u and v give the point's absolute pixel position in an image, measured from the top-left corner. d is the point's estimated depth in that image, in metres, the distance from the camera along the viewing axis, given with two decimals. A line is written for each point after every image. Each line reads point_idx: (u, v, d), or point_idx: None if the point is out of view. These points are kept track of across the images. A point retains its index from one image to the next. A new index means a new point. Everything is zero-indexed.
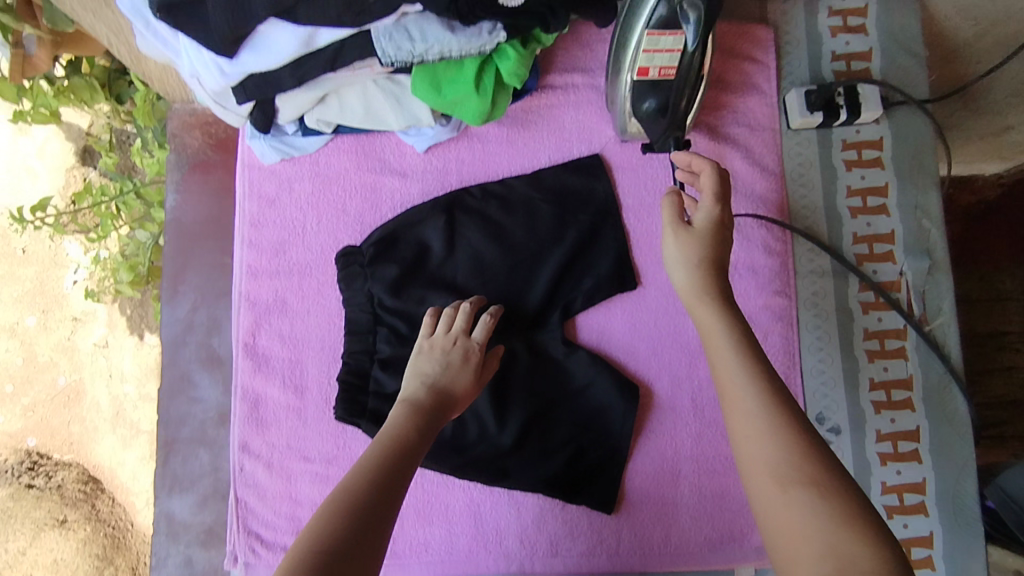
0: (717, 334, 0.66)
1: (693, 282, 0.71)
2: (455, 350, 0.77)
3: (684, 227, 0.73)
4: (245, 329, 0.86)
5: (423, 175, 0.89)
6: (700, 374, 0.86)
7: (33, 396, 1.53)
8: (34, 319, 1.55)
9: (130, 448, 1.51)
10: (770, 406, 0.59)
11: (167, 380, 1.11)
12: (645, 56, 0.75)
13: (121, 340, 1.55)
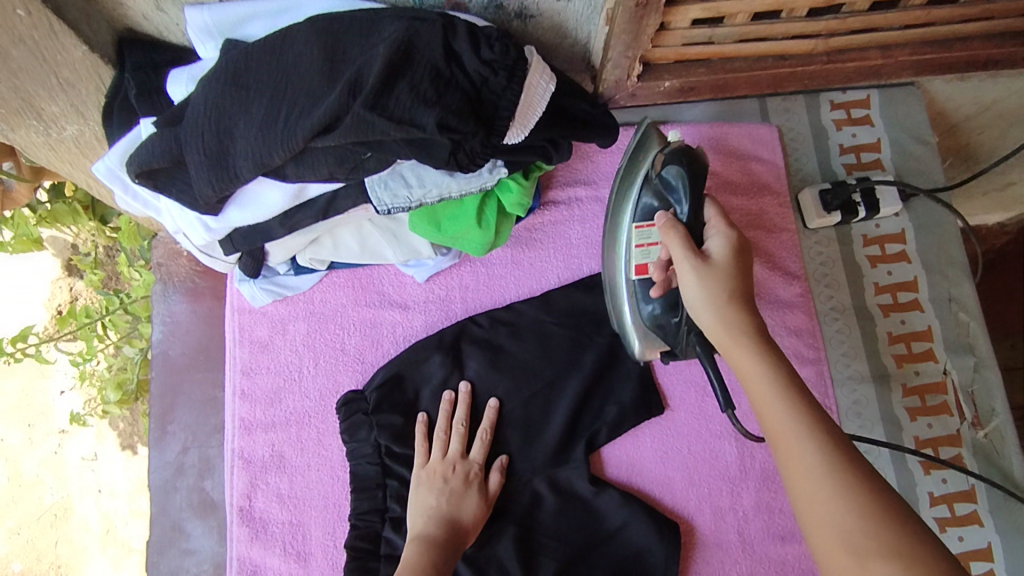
0: (756, 371, 0.55)
1: (721, 316, 0.59)
2: (456, 472, 0.73)
3: (701, 258, 0.61)
4: (240, 492, 0.78)
5: (426, 306, 0.84)
6: (744, 504, 0.78)
7: (20, 518, 1.48)
8: (19, 434, 1.51)
9: (123, 570, 1.44)
10: (820, 433, 0.51)
11: (156, 534, 1.00)
12: (640, 251, 0.69)
13: (111, 452, 1.50)
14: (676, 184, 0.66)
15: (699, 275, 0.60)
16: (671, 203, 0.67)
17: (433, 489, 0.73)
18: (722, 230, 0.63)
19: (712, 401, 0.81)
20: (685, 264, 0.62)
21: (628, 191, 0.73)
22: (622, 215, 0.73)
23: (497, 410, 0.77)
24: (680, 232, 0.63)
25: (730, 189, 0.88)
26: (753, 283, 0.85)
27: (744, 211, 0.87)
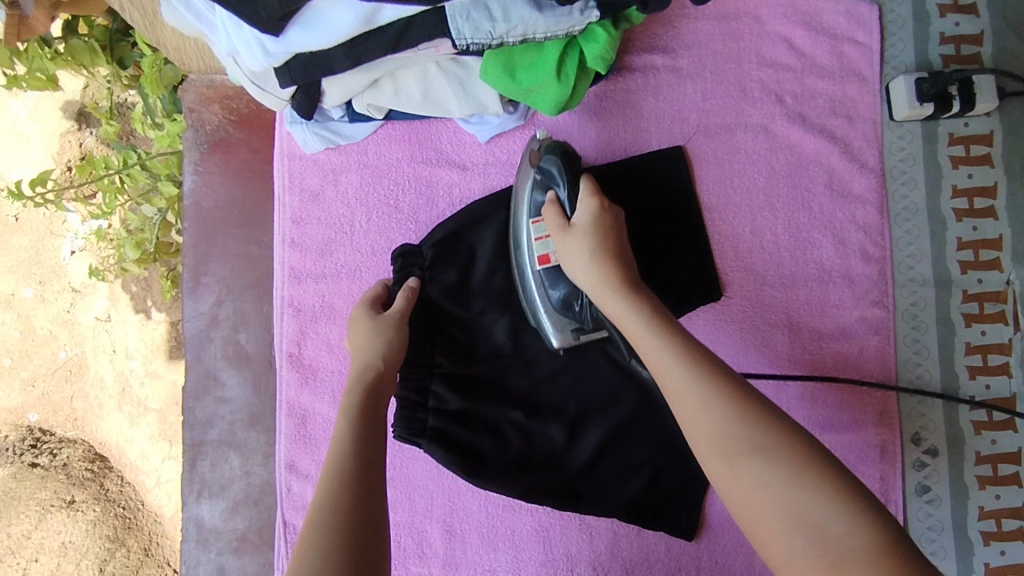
0: (644, 336, 0.59)
1: (608, 307, 0.64)
2: (393, 331, 0.70)
3: (565, 227, 0.69)
4: (290, 338, 0.78)
5: (486, 168, 0.80)
6: (789, 391, 0.79)
7: (33, 370, 1.50)
8: (31, 290, 1.50)
9: (139, 427, 1.46)
10: (707, 381, 0.54)
11: (191, 380, 1.02)
12: (540, 244, 0.72)
13: (125, 315, 1.49)
14: (545, 255, 0.71)
15: (562, 244, 0.69)
16: (558, 198, 0.71)
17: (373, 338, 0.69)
18: (588, 190, 0.70)
19: (770, 290, 0.79)
20: (560, 239, 0.69)
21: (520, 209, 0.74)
22: (525, 281, 0.74)
23: (417, 287, 0.74)
24: (558, 208, 0.71)
25: (817, 71, 0.81)
26: (828, 173, 0.80)
27: (830, 97, 0.81)
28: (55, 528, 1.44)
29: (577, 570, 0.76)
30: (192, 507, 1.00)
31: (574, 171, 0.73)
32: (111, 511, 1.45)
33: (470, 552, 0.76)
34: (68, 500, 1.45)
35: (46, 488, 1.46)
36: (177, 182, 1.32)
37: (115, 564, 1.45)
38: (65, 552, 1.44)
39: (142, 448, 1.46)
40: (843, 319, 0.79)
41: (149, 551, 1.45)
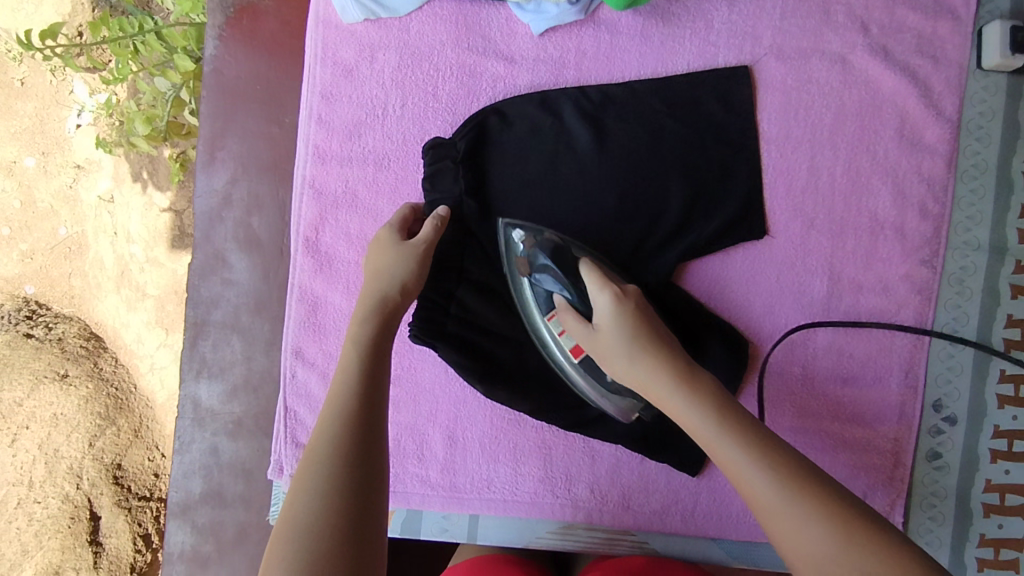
0: (698, 428, 0.56)
1: (618, 312, 0.63)
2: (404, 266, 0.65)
3: (592, 331, 0.65)
4: (308, 222, 0.73)
5: (535, 65, 0.74)
6: (816, 341, 0.75)
7: (32, 242, 1.47)
8: (34, 160, 1.46)
9: (136, 311, 1.42)
10: (746, 439, 0.54)
11: (199, 258, 0.98)
12: (565, 338, 0.68)
13: (128, 198, 1.44)
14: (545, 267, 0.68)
15: (596, 350, 0.65)
16: (567, 297, 0.68)
17: (397, 265, 0.65)
18: (598, 281, 0.65)
19: (817, 234, 0.75)
20: (590, 344, 0.65)
21: (523, 297, 0.71)
22: (527, 308, 0.71)
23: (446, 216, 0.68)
24: (574, 312, 0.67)
25: (909, 3, 0.74)
26: (900, 116, 0.75)
27: (917, 33, 0.74)
28: (46, 399, 1.39)
29: (575, 491, 0.75)
30: (191, 385, 0.99)
31: (572, 256, 0.69)
32: (103, 390, 1.40)
33: (469, 460, 0.75)
34: (61, 374, 1.40)
35: (40, 359, 1.41)
36: (194, 57, 1.22)
37: (104, 442, 1.38)
38: (56, 424, 1.39)
39: (139, 333, 1.43)
40: (886, 274, 0.75)
41: (139, 432, 1.39)
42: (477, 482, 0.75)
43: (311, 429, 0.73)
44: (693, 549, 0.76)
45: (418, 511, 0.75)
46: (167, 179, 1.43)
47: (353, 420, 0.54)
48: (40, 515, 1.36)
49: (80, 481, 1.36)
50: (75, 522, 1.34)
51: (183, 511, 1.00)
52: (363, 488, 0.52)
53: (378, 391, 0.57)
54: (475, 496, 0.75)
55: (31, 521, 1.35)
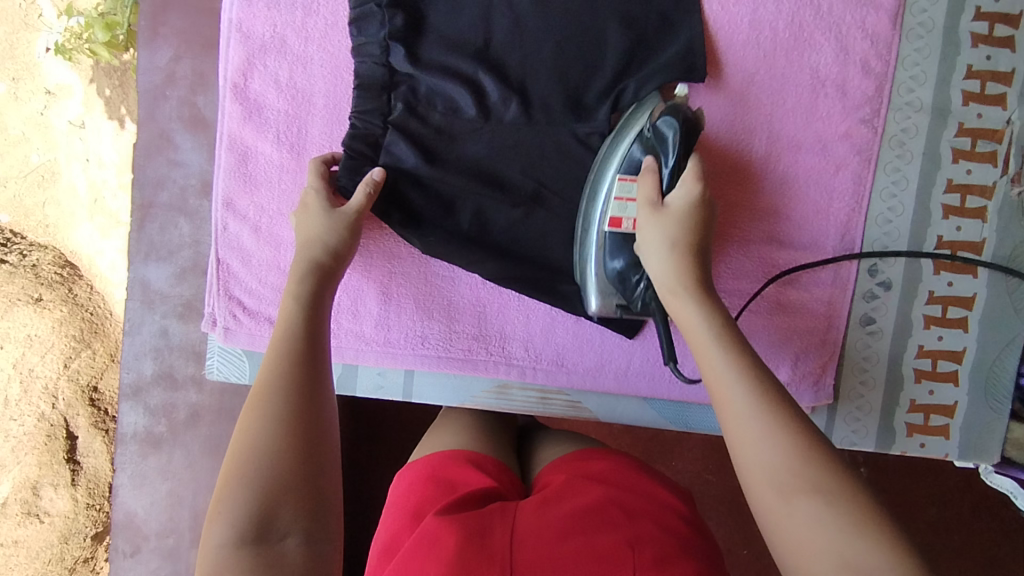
0: (729, 384, 0.53)
1: (669, 267, 0.62)
2: (345, 227, 0.66)
3: (656, 205, 0.64)
4: (235, 68, 0.71)
5: None
6: (753, 203, 0.75)
7: (4, 169, 1.43)
8: (4, 86, 1.43)
9: (109, 238, 1.41)
10: (753, 383, 0.52)
11: (144, 137, 0.97)
12: (617, 204, 0.67)
13: (99, 122, 1.42)
14: (669, 135, 0.65)
15: (650, 222, 0.64)
16: (659, 163, 0.66)
17: (325, 225, 0.66)
18: (694, 172, 0.64)
19: (757, 91, 0.73)
20: (648, 215, 0.64)
21: (606, 169, 0.69)
22: (603, 177, 0.69)
23: (381, 182, 0.68)
24: (655, 178, 0.65)
25: None
26: None
27: None
28: (22, 321, 1.38)
29: (509, 349, 0.76)
30: (139, 268, 0.98)
31: (687, 145, 0.66)
32: (78, 315, 1.38)
33: (403, 316, 0.75)
34: (35, 298, 1.39)
35: (13, 283, 1.39)
36: None
37: (79, 363, 1.37)
38: (30, 344, 1.38)
39: (112, 261, 1.41)
40: (826, 134, 0.74)
41: (114, 357, 1.37)
42: (411, 338, 0.75)
43: (245, 281, 0.74)
44: (625, 408, 0.77)
45: (354, 366, 0.77)
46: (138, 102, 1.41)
47: (301, 321, 0.61)
48: (16, 432, 1.36)
49: (55, 402, 1.36)
50: (51, 440, 1.35)
51: (134, 393, 1.00)
52: (318, 423, 0.55)
53: (319, 330, 0.61)
54: (409, 351, 0.75)
55: (8, 437, 1.36)
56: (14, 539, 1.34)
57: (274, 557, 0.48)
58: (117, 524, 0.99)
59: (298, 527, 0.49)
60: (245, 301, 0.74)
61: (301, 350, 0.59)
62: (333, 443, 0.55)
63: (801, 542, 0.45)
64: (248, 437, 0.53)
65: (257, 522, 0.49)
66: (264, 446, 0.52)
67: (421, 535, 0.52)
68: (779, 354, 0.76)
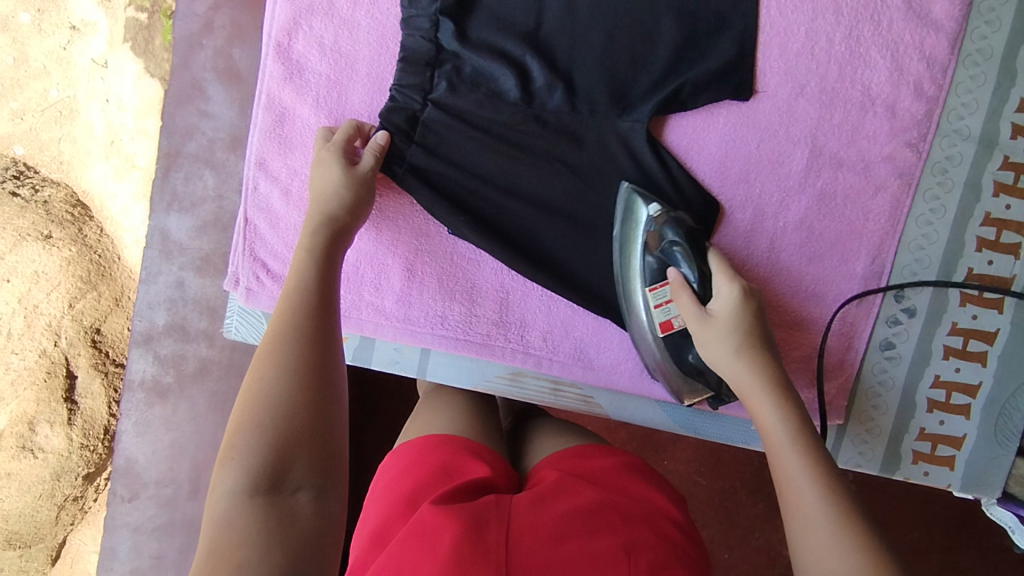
0: (803, 488, 0.52)
1: (747, 370, 0.61)
2: (357, 186, 0.66)
3: (703, 315, 0.64)
4: (280, 27, 0.70)
5: None
6: (788, 216, 0.74)
7: (22, 101, 1.35)
8: (28, 16, 1.35)
9: (124, 183, 1.35)
10: (822, 483, 0.51)
11: (176, 85, 0.96)
12: (659, 310, 0.68)
13: (121, 61, 1.33)
14: (677, 249, 0.66)
15: (701, 334, 0.64)
16: (686, 276, 0.66)
17: (340, 186, 0.66)
18: (726, 271, 0.65)
19: (806, 101, 0.72)
20: (698, 326, 0.64)
21: (629, 262, 0.70)
22: (631, 277, 0.70)
23: (385, 146, 0.69)
24: (688, 288, 0.65)
25: None
26: None
27: None
28: (30, 256, 1.33)
29: (527, 337, 0.75)
30: (160, 217, 0.98)
31: (702, 238, 0.67)
32: (86, 257, 1.33)
33: (426, 294, 0.75)
34: (44, 234, 1.30)
35: (25, 217, 1.34)
36: None
37: (84, 304, 1.32)
38: (37, 281, 1.33)
39: (126, 206, 1.35)
40: (869, 154, 0.73)
41: (119, 300, 1.33)
42: (431, 317, 0.75)
43: (271, 243, 0.73)
44: (635, 409, 0.77)
45: (371, 338, 0.76)
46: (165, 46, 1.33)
47: (318, 278, 0.60)
48: (16, 365, 1.33)
49: (58, 340, 1.32)
50: (51, 377, 1.32)
51: (145, 340, 1.00)
52: (329, 377, 0.54)
53: (332, 285, 0.61)
54: (428, 330, 0.75)
55: (7, 370, 1.33)
56: (5, 472, 1.32)
57: (287, 509, 0.47)
58: (118, 468, 1.00)
59: (310, 481, 0.49)
60: (269, 264, 0.73)
61: (313, 306, 0.58)
62: (341, 398, 0.54)
63: None
64: (261, 388, 0.52)
65: (270, 474, 0.48)
66: (278, 398, 0.51)
67: (413, 527, 0.50)
68: (797, 369, 0.76)
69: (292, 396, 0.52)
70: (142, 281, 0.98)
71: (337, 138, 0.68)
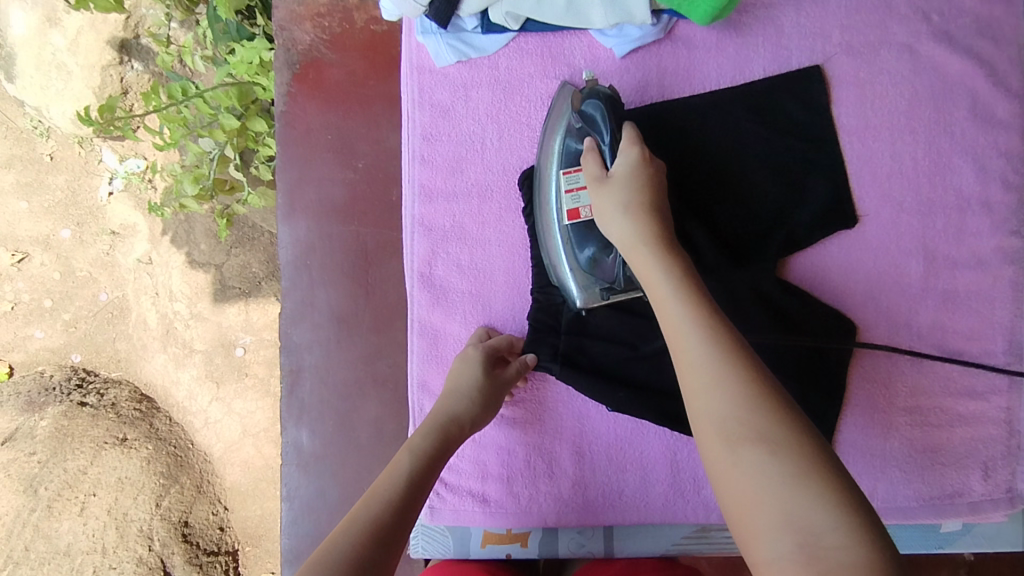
0: (694, 360, 0.54)
1: (628, 228, 0.63)
2: (492, 395, 0.70)
3: (603, 178, 0.67)
4: (420, 258, 0.77)
5: (619, 86, 0.77)
6: (920, 320, 0.77)
7: (75, 312, 1.44)
8: (69, 231, 1.44)
9: (184, 368, 1.40)
10: (717, 350, 0.54)
11: (290, 306, 1.01)
12: (569, 197, 0.69)
13: (167, 257, 1.41)
14: (597, 116, 0.69)
15: (599, 197, 0.66)
16: (598, 142, 0.69)
17: (475, 393, 0.69)
18: (630, 138, 0.66)
19: (908, 217, 0.77)
20: (596, 189, 0.67)
21: (546, 173, 0.72)
22: (547, 162, 0.72)
23: (532, 362, 0.72)
24: (597, 156, 0.68)
25: None
26: (971, 96, 0.77)
27: (977, 16, 0.78)
28: (111, 464, 1.37)
29: (705, 493, 0.76)
30: (292, 431, 1.01)
31: (619, 115, 0.69)
32: (162, 450, 1.38)
33: (598, 473, 0.76)
34: (120, 438, 1.38)
35: (96, 426, 1.40)
36: (237, 114, 1.22)
37: (169, 501, 1.35)
38: (122, 488, 1.35)
39: (189, 390, 1.41)
40: (978, 249, 0.77)
41: (202, 486, 1.37)
42: (608, 494, 0.76)
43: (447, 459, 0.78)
44: None
45: (554, 529, 0.77)
46: (206, 238, 1.39)
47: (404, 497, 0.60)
48: None
49: (150, 544, 1.32)
50: None
51: (295, 557, 0.99)
52: None
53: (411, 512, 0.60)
54: (607, 507, 0.76)
55: None
56: None
57: None
58: None
59: None
60: (446, 477, 0.77)
61: (390, 520, 0.57)
62: None
63: (742, 497, 0.48)
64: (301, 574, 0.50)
65: None
66: None
67: None
68: (968, 463, 0.77)
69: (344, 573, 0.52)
70: (286, 499, 1.00)
71: (490, 341, 0.73)
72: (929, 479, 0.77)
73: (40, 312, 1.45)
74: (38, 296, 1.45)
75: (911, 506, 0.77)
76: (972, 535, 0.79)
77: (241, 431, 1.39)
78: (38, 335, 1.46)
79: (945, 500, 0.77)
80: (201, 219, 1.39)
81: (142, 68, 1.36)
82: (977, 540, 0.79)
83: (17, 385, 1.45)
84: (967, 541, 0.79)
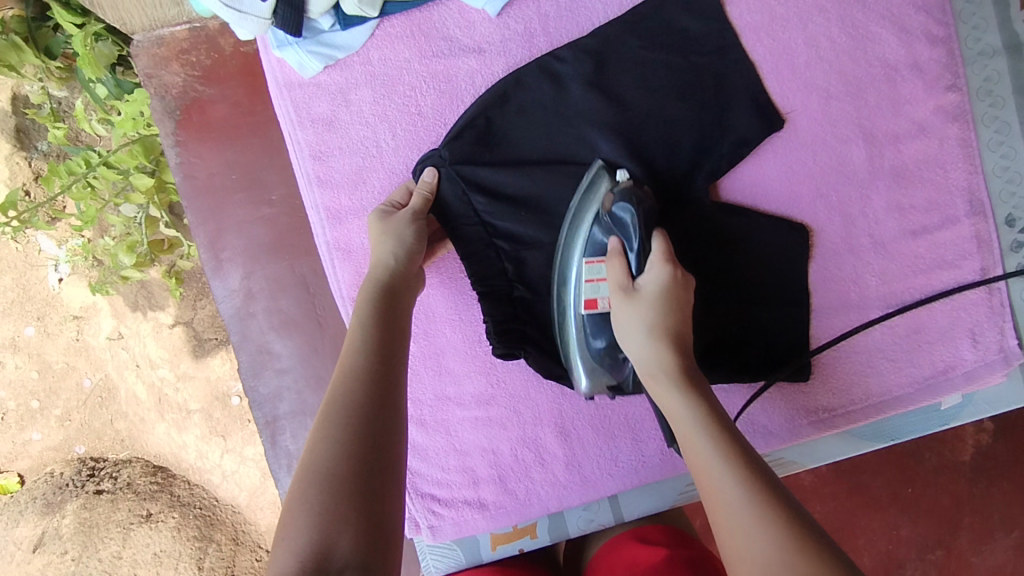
0: (713, 470, 0.49)
1: (653, 357, 0.58)
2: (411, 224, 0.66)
3: (628, 288, 0.62)
4: (348, 283, 0.72)
5: (504, 45, 0.72)
6: (874, 205, 0.74)
7: (65, 405, 1.35)
8: (33, 327, 1.33)
9: (187, 429, 1.34)
10: (734, 458, 0.49)
11: (246, 360, 0.97)
12: (591, 285, 0.66)
13: (135, 328, 1.33)
14: (629, 220, 0.64)
15: (621, 305, 0.62)
16: (626, 245, 0.64)
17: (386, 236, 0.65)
18: (662, 251, 0.62)
19: (838, 101, 0.72)
20: (621, 302, 0.62)
21: (574, 230, 0.68)
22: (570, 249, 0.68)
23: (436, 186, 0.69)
24: (624, 262, 0.63)
25: None
26: None
27: None
28: (142, 542, 1.31)
29: None
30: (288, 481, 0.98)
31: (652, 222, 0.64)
32: (190, 514, 1.33)
33: (589, 447, 0.74)
34: (145, 514, 1.33)
35: (120, 508, 1.33)
36: (150, 172, 1.09)
37: (211, 560, 1.30)
38: (161, 561, 1.30)
39: (199, 449, 1.34)
40: (917, 116, 0.73)
41: (239, 539, 1.32)
42: (603, 466, 0.74)
43: (433, 476, 0.75)
44: (830, 448, 0.78)
45: (559, 512, 0.76)
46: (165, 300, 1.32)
47: (380, 344, 0.56)
48: None
49: None
50: None
51: None
52: (381, 447, 0.49)
53: (389, 350, 0.57)
54: (606, 478, 0.74)
55: None
56: None
57: None
58: None
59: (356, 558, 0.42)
60: (438, 493, 0.75)
61: (373, 372, 0.54)
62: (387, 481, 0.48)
63: None
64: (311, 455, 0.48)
65: (317, 550, 0.42)
66: (338, 463, 0.47)
67: None
68: (956, 334, 0.75)
69: (346, 446, 0.48)
70: None
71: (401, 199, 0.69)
72: (919, 360, 0.75)
73: (30, 415, 1.36)
74: (25, 399, 1.36)
75: (906, 393, 0.75)
76: (974, 404, 0.77)
77: (261, 474, 1.34)
78: (36, 437, 1.36)
79: (939, 377, 0.75)
80: (159, 282, 1.31)
81: (46, 147, 1.26)
82: (981, 407, 0.77)
83: (31, 490, 1.36)
84: (970, 412, 0.77)
